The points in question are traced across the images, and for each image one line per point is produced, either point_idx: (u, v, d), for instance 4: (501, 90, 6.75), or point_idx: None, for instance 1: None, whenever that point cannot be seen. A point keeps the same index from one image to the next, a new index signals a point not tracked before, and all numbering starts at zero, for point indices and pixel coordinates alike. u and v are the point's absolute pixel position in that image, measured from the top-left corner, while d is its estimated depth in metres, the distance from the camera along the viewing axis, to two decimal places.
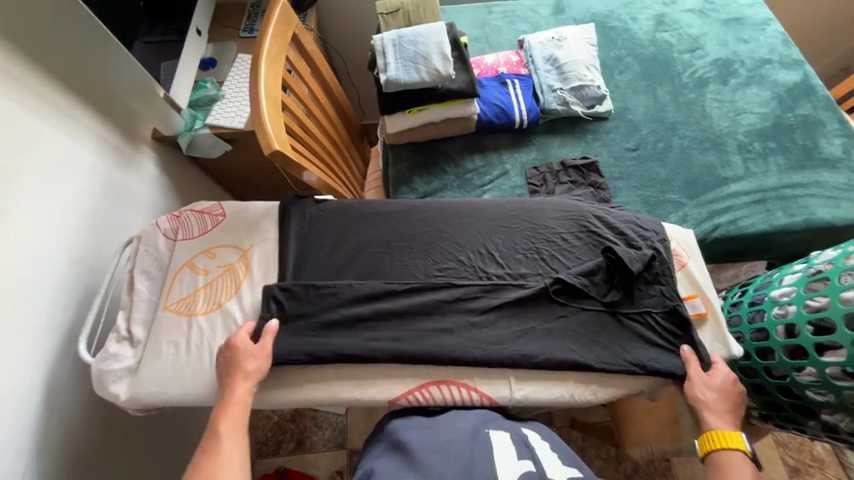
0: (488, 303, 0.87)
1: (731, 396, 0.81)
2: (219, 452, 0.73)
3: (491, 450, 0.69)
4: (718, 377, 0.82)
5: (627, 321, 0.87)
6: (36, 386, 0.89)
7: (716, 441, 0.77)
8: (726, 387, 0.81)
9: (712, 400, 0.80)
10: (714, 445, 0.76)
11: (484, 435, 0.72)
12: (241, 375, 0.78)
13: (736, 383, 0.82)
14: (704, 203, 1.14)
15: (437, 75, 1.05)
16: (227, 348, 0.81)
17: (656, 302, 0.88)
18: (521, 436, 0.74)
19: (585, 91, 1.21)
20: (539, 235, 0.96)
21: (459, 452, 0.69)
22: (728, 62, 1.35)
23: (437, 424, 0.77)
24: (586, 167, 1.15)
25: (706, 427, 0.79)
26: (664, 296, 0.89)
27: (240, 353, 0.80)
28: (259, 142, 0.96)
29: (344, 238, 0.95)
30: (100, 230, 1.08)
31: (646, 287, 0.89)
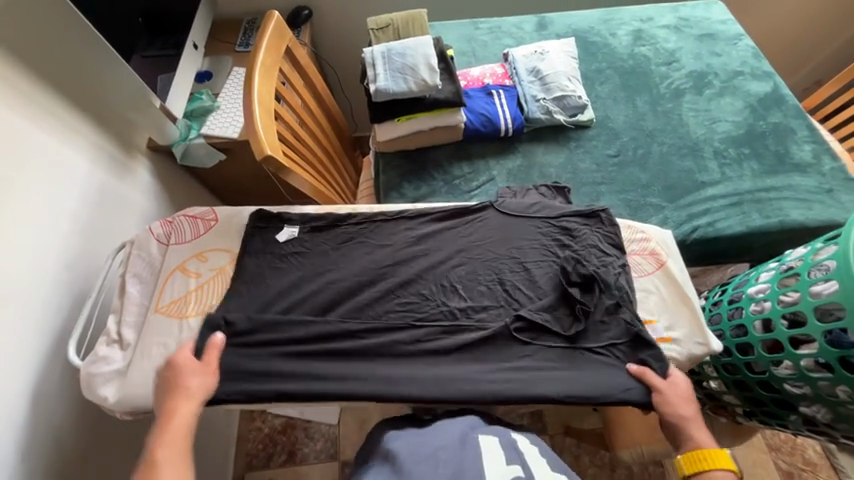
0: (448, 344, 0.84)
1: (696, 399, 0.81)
2: None
3: (481, 455, 0.67)
4: (680, 382, 0.82)
5: (588, 354, 0.84)
6: (25, 391, 0.89)
7: (707, 461, 0.73)
8: (689, 392, 0.82)
9: (685, 411, 0.79)
10: (706, 465, 0.73)
11: (475, 440, 0.70)
12: (186, 393, 0.76)
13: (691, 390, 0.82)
14: (683, 206, 1.17)
15: (425, 85, 1.10)
16: (172, 371, 0.78)
17: (621, 333, 0.86)
18: (511, 441, 0.72)
19: (567, 100, 1.26)
20: (501, 263, 0.95)
21: (449, 459, 0.66)
22: (703, 74, 1.42)
23: (426, 432, 0.74)
24: (556, 190, 1.14)
25: (691, 446, 0.75)
26: (628, 326, 0.86)
27: (186, 371, 0.79)
28: (252, 147, 0.99)
29: (304, 271, 0.94)
30: (94, 236, 1.10)
31: (609, 318, 0.87)
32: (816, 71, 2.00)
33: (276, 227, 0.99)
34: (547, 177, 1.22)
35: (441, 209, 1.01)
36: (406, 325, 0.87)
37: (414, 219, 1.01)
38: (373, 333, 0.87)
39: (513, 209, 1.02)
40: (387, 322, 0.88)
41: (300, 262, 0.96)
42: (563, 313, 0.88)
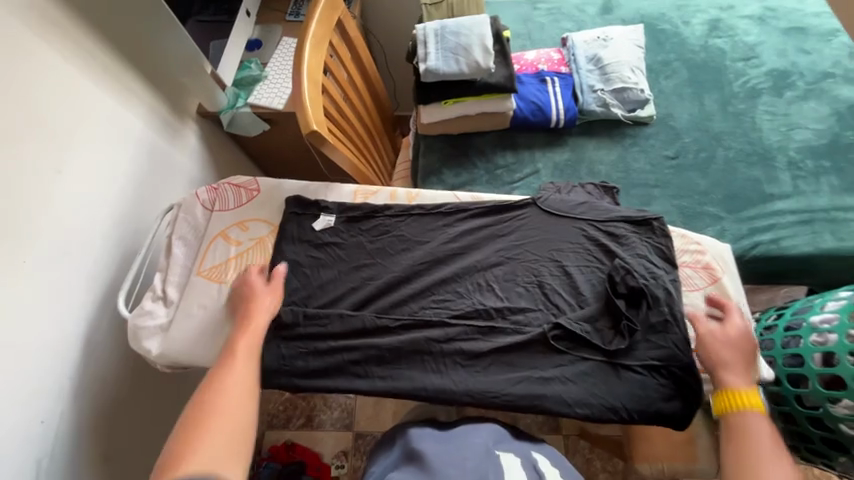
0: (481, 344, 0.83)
1: (745, 351, 0.79)
2: (227, 397, 0.74)
3: (504, 472, 0.67)
4: (732, 330, 0.81)
5: (628, 372, 0.80)
6: (77, 333, 0.96)
7: (735, 400, 0.75)
8: (739, 341, 0.80)
9: (726, 356, 0.79)
10: (733, 402, 0.75)
11: (498, 456, 0.70)
12: (259, 307, 0.86)
13: (749, 336, 0.81)
14: (745, 219, 1.08)
15: (477, 67, 1.04)
16: (250, 287, 0.89)
17: (666, 355, 0.81)
18: (531, 461, 0.72)
19: (627, 94, 1.17)
20: (540, 266, 0.92)
21: (475, 467, 0.66)
22: (785, 73, 1.27)
23: (451, 438, 0.73)
24: (604, 189, 1.08)
25: (722, 387, 0.77)
26: (675, 350, 0.81)
27: (259, 291, 0.88)
28: (298, 123, 0.96)
29: (340, 258, 0.95)
30: (146, 195, 1.15)
31: (654, 338, 0.82)
32: None
33: (313, 210, 0.99)
34: (596, 174, 1.16)
35: (484, 204, 0.99)
36: (438, 319, 0.87)
37: (453, 214, 0.98)
38: (403, 318, 0.87)
39: (555, 208, 0.98)
40: (422, 316, 0.87)
41: (338, 246, 0.96)
42: (604, 325, 0.84)
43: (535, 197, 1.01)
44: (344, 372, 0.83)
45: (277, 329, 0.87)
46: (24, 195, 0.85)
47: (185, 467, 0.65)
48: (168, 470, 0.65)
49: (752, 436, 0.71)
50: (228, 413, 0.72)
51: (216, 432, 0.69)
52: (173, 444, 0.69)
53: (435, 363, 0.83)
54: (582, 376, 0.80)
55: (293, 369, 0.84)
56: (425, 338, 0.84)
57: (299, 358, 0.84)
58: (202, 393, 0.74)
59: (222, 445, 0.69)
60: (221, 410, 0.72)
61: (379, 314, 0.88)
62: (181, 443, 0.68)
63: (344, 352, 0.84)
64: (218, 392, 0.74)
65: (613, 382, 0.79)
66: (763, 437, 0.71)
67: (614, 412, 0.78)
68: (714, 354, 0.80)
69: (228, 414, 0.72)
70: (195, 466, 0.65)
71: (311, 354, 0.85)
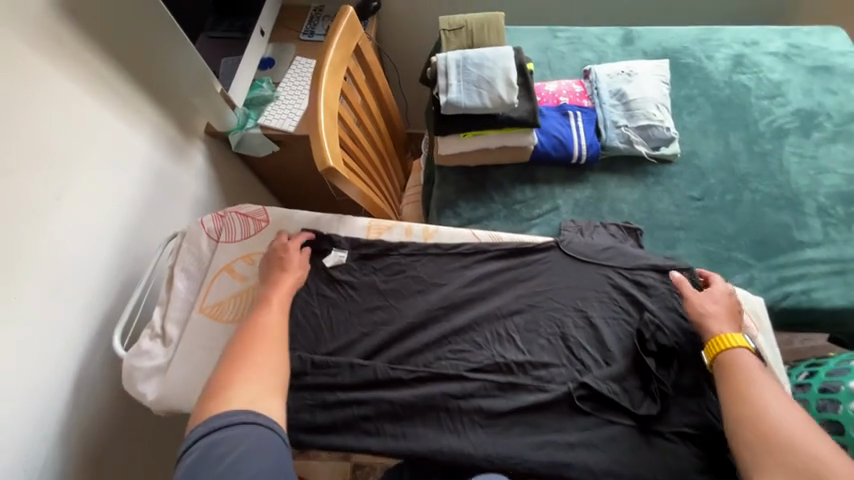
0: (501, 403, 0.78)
1: (730, 305, 0.83)
2: (261, 353, 0.77)
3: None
4: (716, 290, 0.85)
5: (658, 439, 0.75)
6: (67, 371, 0.89)
7: (725, 342, 0.77)
8: (723, 299, 0.84)
9: (711, 308, 0.82)
10: (724, 345, 0.76)
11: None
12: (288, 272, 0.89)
13: (733, 294, 0.85)
14: (774, 267, 1.04)
15: (500, 102, 1.00)
16: (283, 250, 0.91)
17: (698, 421, 0.76)
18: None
19: (652, 131, 1.13)
20: (564, 317, 0.86)
21: None
22: (812, 114, 1.24)
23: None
24: (627, 230, 1.04)
25: (712, 333, 0.78)
26: (708, 417, 0.76)
27: (290, 258, 0.90)
28: (314, 158, 0.91)
29: (351, 299, 0.90)
30: (149, 221, 1.10)
31: (686, 401, 0.78)
32: None
33: (323, 246, 0.94)
34: (618, 213, 1.11)
35: (505, 245, 0.94)
36: (455, 372, 0.81)
37: (472, 255, 0.93)
38: (419, 370, 0.82)
39: (580, 252, 0.93)
40: (438, 368, 0.82)
41: (350, 286, 0.91)
42: (632, 386, 0.79)
43: (558, 239, 0.96)
44: (354, 427, 0.78)
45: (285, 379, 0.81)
46: (18, 225, 0.80)
47: (228, 402, 0.69)
48: (211, 405, 0.69)
49: (749, 376, 0.73)
50: (265, 359, 0.76)
51: (255, 374, 0.74)
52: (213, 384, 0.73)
53: (451, 421, 0.78)
54: (609, 442, 0.75)
55: (300, 422, 0.79)
56: (442, 393, 0.79)
57: (307, 410, 0.79)
58: (237, 347, 0.77)
59: (261, 385, 0.73)
60: (257, 360, 0.76)
61: (393, 364, 0.83)
62: (221, 382, 0.72)
63: (354, 406, 0.79)
64: (250, 349, 0.77)
65: (641, 450, 0.74)
66: (756, 372, 0.73)
67: None
68: (700, 308, 0.83)
69: (264, 358, 0.76)
70: (237, 403, 0.69)
71: (319, 406, 0.80)
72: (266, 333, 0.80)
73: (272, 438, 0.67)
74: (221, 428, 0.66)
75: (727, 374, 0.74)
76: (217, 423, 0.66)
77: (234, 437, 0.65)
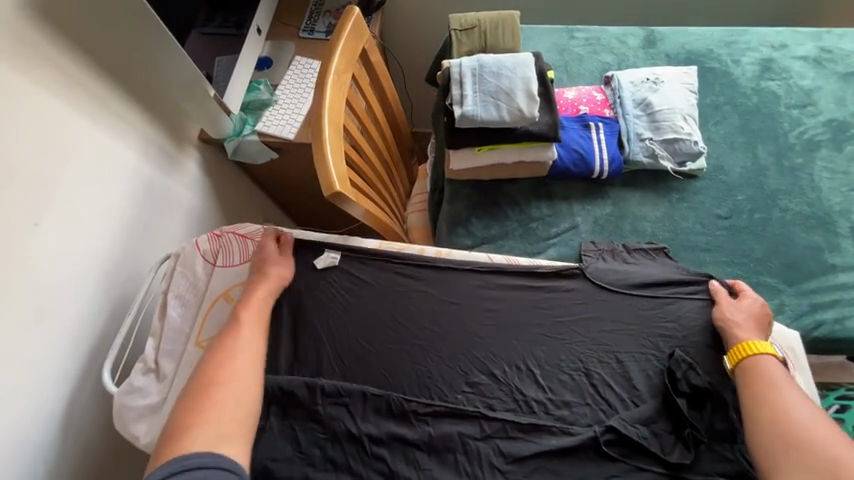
0: (524, 448, 0.72)
1: (759, 316, 0.79)
2: (232, 379, 0.71)
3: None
4: (744, 301, 0.82)
5: None
6: (54, 408, 0.83)
7: (748, 350, 0.75)
8: (752, 309, 0.81)
9: (739, 318, 0.79)
10: (747, 352, 0.74)
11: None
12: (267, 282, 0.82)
13: (764, 305, 0.81)
14: (805, 292, 0.98)
15: (520, 115, 0.93)
16: (265, 256, 0.86)
17: (731, 469, 0.71)
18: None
19: (679, 144, 1.06)
20: (587, 350, 0.80)
21: None
22: (845, 125, 1.17)
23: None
24: (653, 251, 0.98)
25: (735, 342, 0.76)
26: (744, 463, 0.71)
27: (271, 268, 0.84)
28: (319, 178, 0.84)
29: (359, 327, 0.83)
30: (138, 239, 1.02)
31: (719, 446, 0.72)
32: None
33: (328, 269, 0.88)
34: (641, 233, 1.05)
35: (524, 270, 0.87)
36: (474, 409, 0.75)
37: (489, 283, 0.87)
38: (434, 408, 0.75)
39: (604, 280, 0.87)
40: (455, 403, 0.76)
41: (358, 313, 0.85)
42: (662, 428, 0.74)
43: (580, 264, 0.90)
44: (366, 465, 0.72)
45: (291, 420, 0.75)
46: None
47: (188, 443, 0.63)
48: (174, 444, 0.63)
49: (770, 381, 0.70)
50: (231, 392, 0.70)
51: (223, 408, 0.68)
52: (179, 417, 0.67)
53: (470, 464, 0.71)
54: None
55: (310, 458, 0.73)
56: (459, 433, 0.73)
57: (317, 446, 0.74)
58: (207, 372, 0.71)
59: (226, 424, 0.67)
60: (226, 390, 0.69)
61: (407, 396, 0.77)
62: (186, 416, 0.66)
63: (368, 440, 0.73)
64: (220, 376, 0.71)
65: None
66: (780, 378, 0.71)
67: None
68: (725, 318, 0.80)
69: (230, 389, 0.70)
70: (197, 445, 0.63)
71: (330, 441, 0.74)
72: (238, 357, 0.74)
73: None
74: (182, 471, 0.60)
75: (750, 382, 0.72)
76: (168, 470, 0.60)
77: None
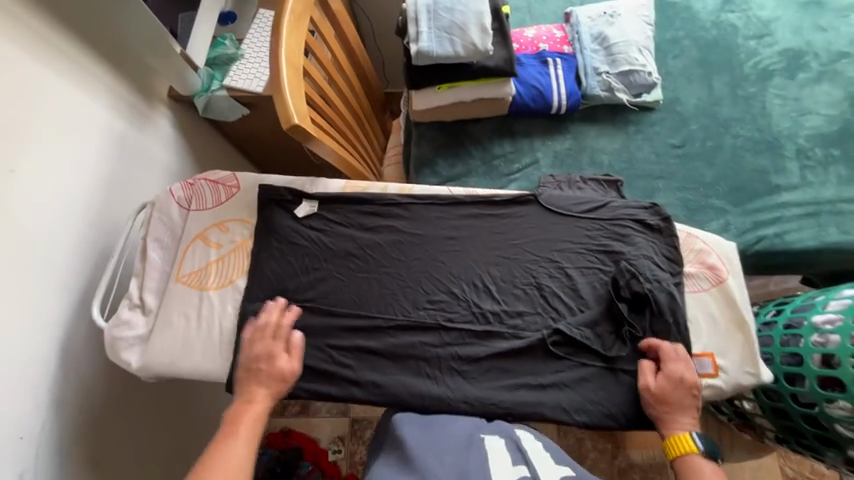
0: (477, 351, 0.79)
1: (683, 394, 0.75)
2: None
3: (487, 457, 0.65)
4: (670, 382, 0.75)
5: (625, 376, 0.78)
6: (52, 345, 0.89)
7: (679, 446, 0.73)
8: (677, 389, 0.75)
9: (667, 406, 0.75)
10: (677, 449, 0.73)
11: (481, 441, 0.68)
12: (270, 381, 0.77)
13: (688, 382, 0.75)
14: (750, 212, 1.04)
15: (474, 50, 0.95)
16: (261, 361, 0.78)
17: None
18: (514, 439, 0.69)
19: (634, 77, 1.09)
20: (539, 267, 0.87)
21: (455, 462, 0.64)
22: (799, 53, 1.20)
23: (431, 428, 0.71)
24: (607, 183, 1.02)
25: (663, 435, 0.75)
26: None
27: (275, 371, 0.78)
28: (278, 115, 0.87)
29: (327, 258, 0.89)
30: (115, 193, 1.05)
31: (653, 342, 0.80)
32: None
33: (295, 208, 0.92)
34: (598, 165, 1.10)
35: (481, 198, 0.92)
36: (434, 321, 0.83)
37: (449, 211, 0.92)
38: (398, 323, 0.83)
39: (556, 205, 0.92)
40: (417, 318, 0.83)
41: (325, 247, 0.90)
42: (604, 329, 0.81)
43: (535, 192, 0.95)
44: (336, 373, 0.80)
45: None
46: None
47: None
48: None
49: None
50: None
51: None
52: None
53: (431, 368, 0.79)
54: (580, 382, 0.78)
55: None
56: (421, 342, 0.81)
57: None
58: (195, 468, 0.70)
59: None
60: None
61: (374, 315, 0.84)
62: None
63: (338, 352, 0.82)
64: (204, 476, 0.69)
65: (610, 386, 0.77)
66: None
67: (609, 416, 0.76)
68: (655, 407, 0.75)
69: (235, 466, 0.70)
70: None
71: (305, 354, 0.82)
72: (228, 462, 0.70)
73: None
74: None
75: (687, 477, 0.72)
76: None
77: None
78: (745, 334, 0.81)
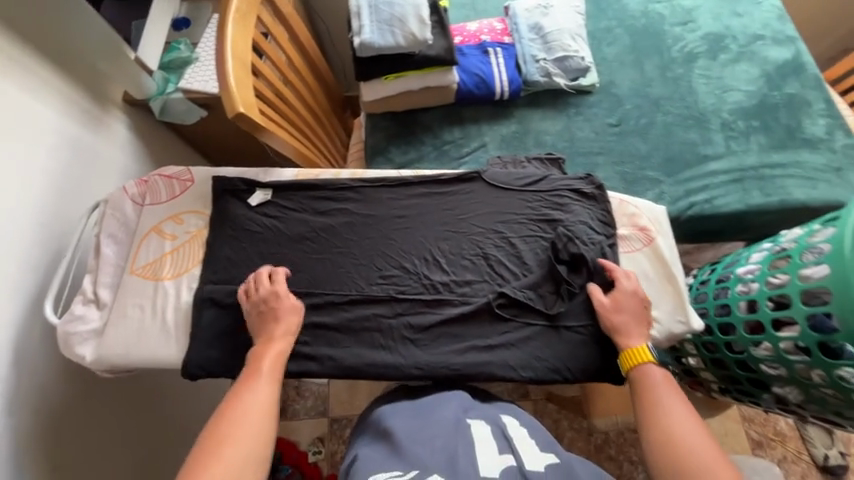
0: (428, 319, 0.83)
1: (636, 309, 0.81)
2: (248, 419, 0.70)
3: (473, 444, 0.66)
4: (622, 297, 0.81)
5: (567, 332, 0.83)
6: (5, 347, 0.88)
7: (635, 358, 0.77)
8: (630, 303, 0.81)
9: (625, 319, 0.80)
10: (633, 361, 0.77)
11: (468, 427, 0.70)
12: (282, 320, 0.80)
13: (638, 295, 0.82)
14: (682, 181, 1.12)
15: (414, 39, 1.01)
16: (270, 302, 0.81)
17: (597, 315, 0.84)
18: (500, 427, 0.71)
19: (569, 62, 1.17)
20: (485, 238, 0.92)
21: (444, 446, 0.65)
22: (720, 37, 1.31)
23: (421, 417, 0.73)
24: (550, 161, 1.06)
25: (622, 349, 0.79)
26: None
27: (285, 309, 0.81)
28: (223, 103, 0.91)
29: (282, 243, 0.92)
30: (69, 194, 1.05)
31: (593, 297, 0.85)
32: (836, 46, 1.78)
33: (248, 197, 0.95)
34: (542, 145, 1.16)
35: (428, 178, 0.96)
36: (386, 295, 0.86)
37: (398, 192, 0.96)
38: (352, 299, 0.86)
39: (499, 181, 0.97)
40: (370, 293, 0.87)
41: (279, 232, 0.92)
42: (546, 291, 0.86)
43: (479, 170, 1.00)
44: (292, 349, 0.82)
45: (227, 326, 0.85)
46: None
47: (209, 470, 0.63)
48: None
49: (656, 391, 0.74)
50: (251, 424, 0.69)
51: (238, 448, 0.66)
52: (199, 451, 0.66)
53: (384, 338, 0.83)
54: (525, 341, 0.82)
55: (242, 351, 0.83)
56: (374, 314, 0.85)
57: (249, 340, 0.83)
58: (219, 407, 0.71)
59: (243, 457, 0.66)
60: (239, 427, 0.68)
61: (327, 292, 0.87)
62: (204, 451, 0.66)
63: None
64: (231, 413, 0.70)
65: (553, 343, 0.82)
66: (660, 385, 0.74)
67: (553, 371, 0.81)
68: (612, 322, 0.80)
69: (266, 394, 0.73)
70: (248, 445, 0.67)
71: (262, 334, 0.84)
72: (253, 398, 0.72)
73: None
74: None
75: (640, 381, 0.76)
76: None
77: None
78: (674, 285, 0.87)
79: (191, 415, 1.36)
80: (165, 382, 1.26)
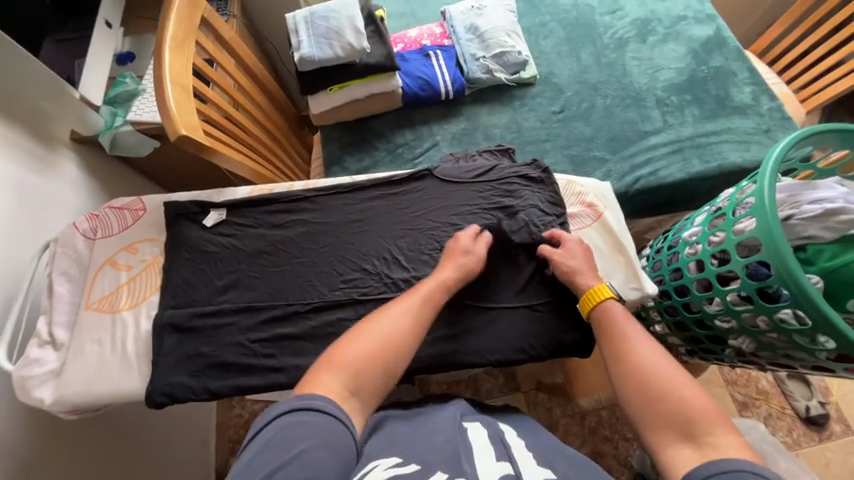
0: None
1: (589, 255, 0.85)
2: (373, 339, 0.68)
3: (473, 448, 0.62)
4: (573, 246, 0.85)
5: (527, 311, 0.85)
6: None
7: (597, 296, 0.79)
8: (582, 252, 0.85)
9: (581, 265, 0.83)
10: (596, 299, 0.78)
11: (466, 431, 0.66)
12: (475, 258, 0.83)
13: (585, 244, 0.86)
14: (627, 158, 1.18)
15: (352, 49, 1.08)
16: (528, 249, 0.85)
17: (555, 293, 0.87)
18: (498, 432, 0.67)
19: (507, 57, 1.22)
20: (442, 232, 0.94)
21: (444, 445, 0.62)
22: (646, 21, 1.39)
23: (418, 421, 0.69)
24: (500, 152, 1.08)
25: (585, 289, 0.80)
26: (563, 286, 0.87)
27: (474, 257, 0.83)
28: (165, 127, 0.92)
29: (240, 259, 0.92)
30: (18, 237, 1.02)
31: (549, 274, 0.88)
32: (760, 22, 1.90)
33: (202, 218, 0.95)
34: (492, 138, 1.20)
35: (381, 180, 0.99)
36: (350, 298, 0.87)
37: (352, 196, 0.98)
38: (315, 306, 0.86)
39: (449, 175, 1.00)
40: (333, 298, 0.87)
41: (237, 248, 0.93)
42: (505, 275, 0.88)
43: (430, 167, 1.03)
44: (258, 363, 0.82)
45: (190, 349, 0.84)
46: None
47: (327, 375, 0.63)
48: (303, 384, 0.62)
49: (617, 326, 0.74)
50: (376, 342, 0.68)
51: (357, 361, 0.65)
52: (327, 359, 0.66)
53: None
54: (489, 325, 0.84)
55: (208, 372, 0.82)
56: (338, 318, 0.85)
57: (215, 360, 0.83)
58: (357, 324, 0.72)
59: (360, 369, 0.64)
60: (361, 343, 0.67)
61: (290, 302, 0.87)
62: (330, 359, 0.66)
63: (259, 345, 0.84)
64: (362, 329, 0.70)
65: (515, 325, 0.84)
66: (621, 318, 0.75)
67: (518, 350, 0.83)
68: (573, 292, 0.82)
69: (400, 324, 0.71)
70: (362, 356, 0.66)
71: (227, 352, 0.83)
72: (387, 322, 0.71)
73: (335, 427, 0.57)
74: (295, 410, 0.58)
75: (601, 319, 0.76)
76: (283, 409, 0.58)
77: (304, 423, 0.56)
78: (624, 254, 0.91)
79: (175, 452, 1.31)
80: (143, 421, 1.22)
